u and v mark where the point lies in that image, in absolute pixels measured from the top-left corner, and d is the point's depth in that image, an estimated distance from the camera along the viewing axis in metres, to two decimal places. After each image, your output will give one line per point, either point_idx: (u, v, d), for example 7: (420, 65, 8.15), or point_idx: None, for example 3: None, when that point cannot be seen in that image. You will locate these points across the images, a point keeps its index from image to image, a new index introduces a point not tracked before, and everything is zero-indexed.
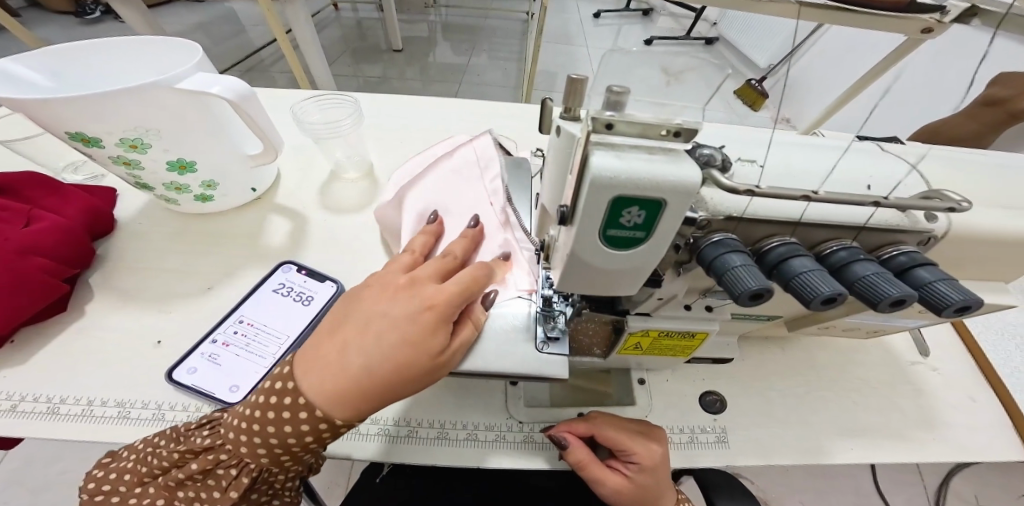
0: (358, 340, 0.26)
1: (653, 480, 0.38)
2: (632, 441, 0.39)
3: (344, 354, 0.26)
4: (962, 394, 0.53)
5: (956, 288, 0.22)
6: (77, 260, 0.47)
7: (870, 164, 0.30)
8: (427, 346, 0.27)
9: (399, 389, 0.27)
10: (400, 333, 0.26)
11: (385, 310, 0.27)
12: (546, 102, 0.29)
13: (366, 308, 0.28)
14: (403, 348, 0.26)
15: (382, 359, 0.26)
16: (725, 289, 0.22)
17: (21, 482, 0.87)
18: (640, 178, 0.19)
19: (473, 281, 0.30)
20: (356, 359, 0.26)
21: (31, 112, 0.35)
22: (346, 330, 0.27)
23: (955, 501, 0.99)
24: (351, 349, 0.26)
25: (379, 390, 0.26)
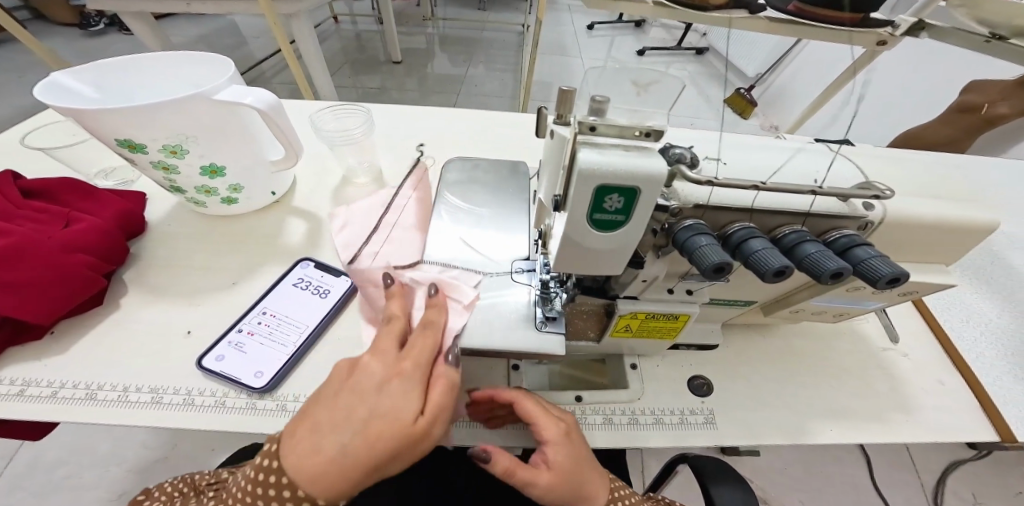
0: (335, 415, 0.27)
1: (570, 465, 0.35)
2: (541, 419, 0.37)
3: (320, 434, 0.26)
4: (930, 378, 0.55)
5: (886, 263, 0.27)
6: (113, 258, 0.52)
7: (818, 162, 0.35)
8: (403, 415, 0.27)
9: (378, 463, 0.26)
10: (373, 401, 0.27)
11: (358, 382, 0.29)
12: (541, 111, 0.34)
13: (345, 380, 0.29)
14: (376, 413, 0.27)
15: (353, 431, 0.26)
16: (693, 265, 0.27)
17: (31, 486, 0.89)
18: (617, 171, 0.24)
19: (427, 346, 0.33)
20: (336, 437, 0.26)
21: (91, 122, 0.40)
22: (322, 409, 0.28)
23: (951, 498, 1.00)
24: (329, 429, 0.26)
25: (359, 469, 0.26)
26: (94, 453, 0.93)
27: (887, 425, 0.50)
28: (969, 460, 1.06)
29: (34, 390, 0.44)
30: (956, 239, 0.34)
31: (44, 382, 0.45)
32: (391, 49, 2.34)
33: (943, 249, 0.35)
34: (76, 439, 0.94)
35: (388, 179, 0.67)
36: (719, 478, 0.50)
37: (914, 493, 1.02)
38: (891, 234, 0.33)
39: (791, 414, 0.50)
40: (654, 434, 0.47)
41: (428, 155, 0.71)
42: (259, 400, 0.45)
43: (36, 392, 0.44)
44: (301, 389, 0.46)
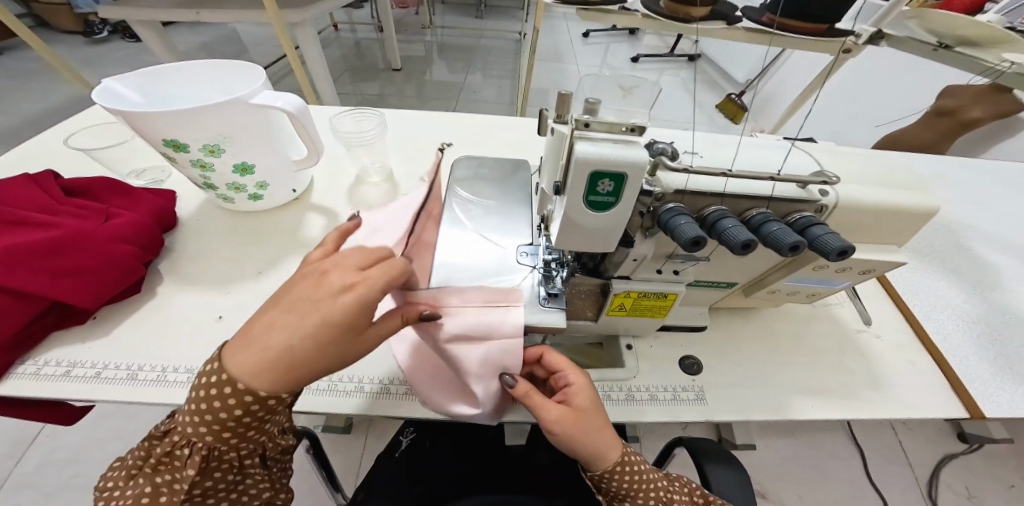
0: (283, 323, 0.30)
1: (586, 406, 0.40)
2: (567, 370, 0.43)
3: (266, 337, 0.29)
4: (902, 359, 0.58)
5: (837, 238, 0.32)
6: (149, 250, 0.56)
7: (782, 155, 0.41)
8: (347, 327, 0.30)
9: (321, 361, 0.30)
10: (318, 314, 0.29)
11: (308, 302, 0.30)
12: (543, 111, 0.39)
13: (300, 293, 0.30)
14: (318, 328, 0.29)
15: (299, 336, 0.29)
16: (674, 240, 0.32)
17: (57, 479, 0.93)
18: (608, 159, 0.29)
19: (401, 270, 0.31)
20: (279, 338, 0.29)
21: (143, 124, 0.45)
22: (276, 315, 0.30)
23: (942, 490, 1.05)
24: (276, 330, 0.30)
25: (298, 365, 0.30)
26: (114, 447, 0.97)
27: (863, 400, 0.53)
28: (961, 454, 1.10)
29: (80, 370, 0.48)
30: (901, 222, 0.39)
31: (89, 363, 0.49)
32: (391, 57, 2.40)
33: (891, 231, 0.40)
34: (96, 435, 0.98)
35: (398, 178, 0.72)
36: (717, 460, 0.54)
37: (905, 484, 1.06)
38: (847, 215, 0.38)
39: (773, 394, 0.53)
40: (650, 410, 0.50)
41: (435, 157, 0.76)
42: None
43: (81, 372, 0.48)
44: None
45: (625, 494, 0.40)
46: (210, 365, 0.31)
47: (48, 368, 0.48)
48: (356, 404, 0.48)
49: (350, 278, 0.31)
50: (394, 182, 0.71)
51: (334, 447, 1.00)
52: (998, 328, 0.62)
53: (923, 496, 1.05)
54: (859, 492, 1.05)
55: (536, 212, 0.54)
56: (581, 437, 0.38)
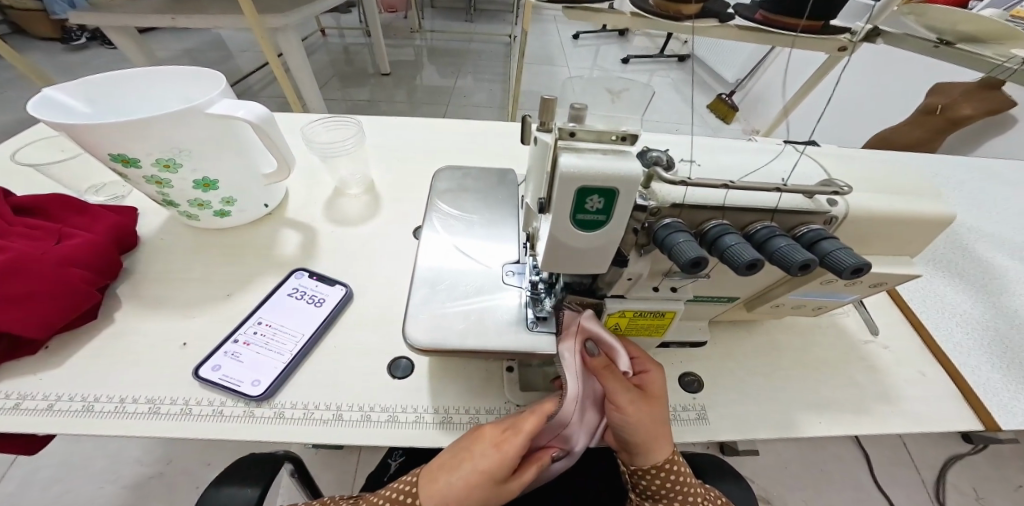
0: (452, 463, 0.34)
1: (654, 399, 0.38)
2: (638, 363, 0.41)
3: (437, 478, 0.33)
4: (912, 370, 0.55)
5: (850, 254, 0.28)
6: (107, 272, 0.52)
7: (784, 162, 0.38)
8: (495, 478, 0.32)
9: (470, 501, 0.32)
10: (480, 463, 0.33)
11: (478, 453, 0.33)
12: (525, 119, 0.36)
13: (477, 441, 0.34)
14: (479, 474, 0.32)
15: (460, 476, 0.32)
16: (672, 260, 0.29)
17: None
18: (597, 173, 0.26)
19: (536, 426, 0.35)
20: (445, 481, 0.32)
21: (86, 137, 0.41)
22: (451, 460, 0.34)
23: (951, 495, 1.02)
24: (449, 468, 0.33)
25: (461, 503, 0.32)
26: (83, 474, 0.90)
27: (876, 416, 0.50)
28: (966, 455, 1.08)
29: (29, 403, 0.44)
30: (914, 231, 0.36)
31: (39, 395, 0.45)
32: (379, 61, 2.36)
33: (903, 241, 0.37)
34: (64, 464, 0.91)
35: (380, 189, 0.69)
36: (723, 476, 0.50)
37: (915, 490, 1.04)
38: (856, 224, 0.35)
39: (780, 408, 0.50)
40: None
41: (419, 166, 0.73)
42: (255, 408, 0.45)
43: (31, 406, 0.44)
44: (296, 398, 0.46)
45: (664, 495, 0.37)
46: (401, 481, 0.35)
47: None
48: (332, 432, 0.43)
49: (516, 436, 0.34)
50: (375, 194, 0.68)
51: (322, 466, 0.95)
52: (1007, 334, 0.60)
53: (932, 501, 1.02)
54: (865, 498, 1.02)
55: (522, 225, 0.51)
56: (649, 423, 0.37)
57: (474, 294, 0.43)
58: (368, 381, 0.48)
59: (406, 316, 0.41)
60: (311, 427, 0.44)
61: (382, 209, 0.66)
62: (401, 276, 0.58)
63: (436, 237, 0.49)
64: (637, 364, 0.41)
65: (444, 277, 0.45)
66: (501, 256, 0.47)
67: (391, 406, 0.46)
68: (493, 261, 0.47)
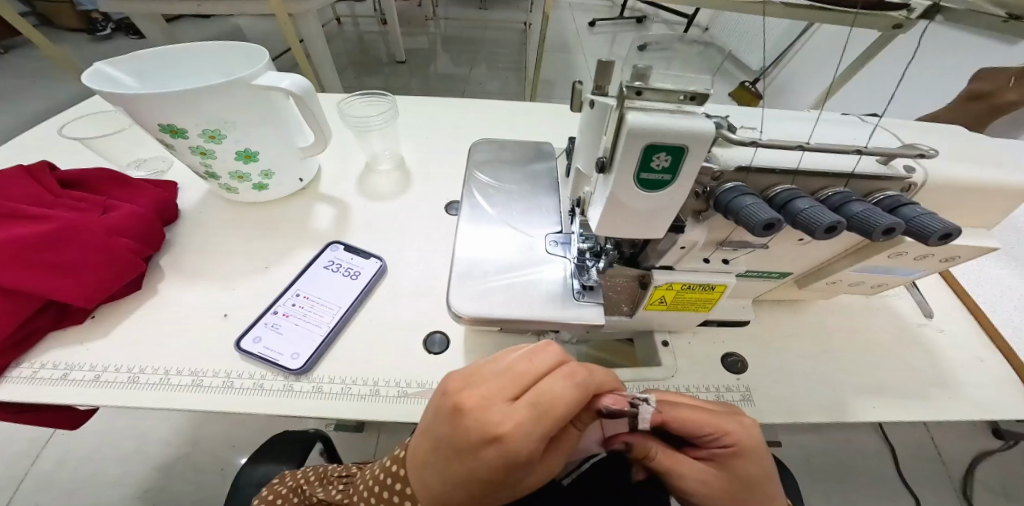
0: (442, 465, 0.23)
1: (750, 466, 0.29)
2: (717, 417, 0.30)
3: (429, 477, 0.24)
4: (968, 355, 0.53)
5: (936, 218, 0.27)
6: (150, 243, 0.53)
7: (849, 130, 0.36)
8: (514, 482, 0.24)
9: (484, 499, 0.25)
10: (487, 473, 0.22)
11: (469, 450, 0.22)
12: (579, 83, 0.35)
13: (457, 438, 0.23)
14: (491, 490, 0.23)
15: (460, 487, 0.23)
16: (741, 224, 0.28)
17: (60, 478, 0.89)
18: (668, 129, 0.25)
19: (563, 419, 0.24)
20: (440, 485, 0.24)
21: (136, 106, 0.41)
22: (434, 454, 0.24)
23: (981, 490, 1.00)
24: (443, 472, 0.23)
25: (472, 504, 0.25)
26: (122, 446, 0.94)
27: (928, 402, 0.49)
28: (998, 451, 1.04)
29: (78, 374, 0.45)
30: (995, 199, 0.35)
31: (87, 366, 0.46)
32: (395, 49, 2.35)
33: (981, 211, 0.36)
34: (103, 437, 0.95)
35: (410, 166, 0.68)
36: None
37: (943, 484, 1.01)
38: (932, 192, 0.33)
39: (825, 390, 0.49)
40: None
41: (449, 143, 0.72)
42: (295, 382, 0.45)
43: (79, 376, 0.45)
44: (336, 372, 0.46)
45: None
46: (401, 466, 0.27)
47: (45, 372, 0.45)
48: (372, 406, 0.44)
49: (526, 426, 0.23)
50: (406, 170, 0.68)
51: (346, 444, 0.97)
52: None
53: (960, 494, 1.00)
54: (890, 490, 1.00)
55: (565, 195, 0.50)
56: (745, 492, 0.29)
57: (516, 267, 0.43)
58: (406, 354, 0.48)
59: (451, 287, 0.40)
60: (352, 400, 0.44)
61: (413, 186, 0.65)
62: (434, 253, 0.57)
63: (476, 210, 0.48)
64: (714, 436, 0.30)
65: (486, 250, 0.44)
66: (541, 229, 0.47)
67: (429, 381, 0.46)
68: (534, 233, 0.46)
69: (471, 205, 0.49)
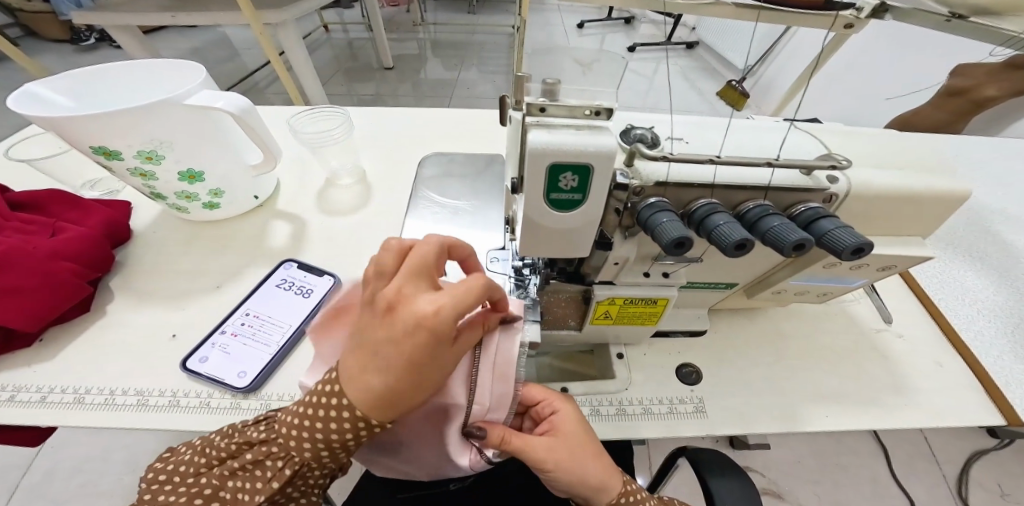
0: (370, 361, 0.25)
1: (575, 429, 0.36)
2: (549, 394, 0.39)
3: (360, 379, 0.25)
4: (926, 360, 0.53)
5: (849, 232, 0.27)
6: (99, 265, 0.52)
7: (781, 138, 0.36)
8: (422, 362, 0.25)
9: (424, 391, 0.26)
10: (404, 352, 0.24)
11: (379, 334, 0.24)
12: (501, 99, 0.34)
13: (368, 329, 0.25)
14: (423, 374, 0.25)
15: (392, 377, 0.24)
16: (655, 241, 0.27)
17: (41, 495, 0.88)
18: (567, 149, 0.24)
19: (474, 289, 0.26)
20: (376, 380, 0.25)
21: (65, 130, 0.40)
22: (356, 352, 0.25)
23: (971, 488, 0.99)
24: (371, 369, 0.25)
25: (409, 398, 0.26)
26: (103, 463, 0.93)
27: (885, 409, 0.48)
28: (993, 450, 1.04)
29: (23, 395, 0.44)
30: (925, 210, 0.34)
31: (33, 387, 0.45)
32: (382, 56, 2.35)
33: (914, 220, 0.36)
34: (82, 454, 0.94)
35: (371, 180, 0.68)
36: (722, 472, 0.49)
37: (931, 483, 1.00)
38: (860, 202, 0.33)
39: (781, 399, 0.49)
40: (644, 425, 0.46)
41: (413, 155, 0.72)
42: (243, 400, 0.45)
43: (24, 398, 0.44)
44: (285, 388, 0.46)
45: None
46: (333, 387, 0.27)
47: None
48: None
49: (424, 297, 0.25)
50: (366, 184, 0.67)
51: None
52: None
53: (948, 493, 0.99)
54: (880, 492, 0.99)
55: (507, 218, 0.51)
56: (568, 449, 0.34)
57: None
58: None
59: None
60: None
61: (373, 199, 0.65)
62: None
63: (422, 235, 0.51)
64: (546, 408, 0.38)
65: None
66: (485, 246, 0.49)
67: None
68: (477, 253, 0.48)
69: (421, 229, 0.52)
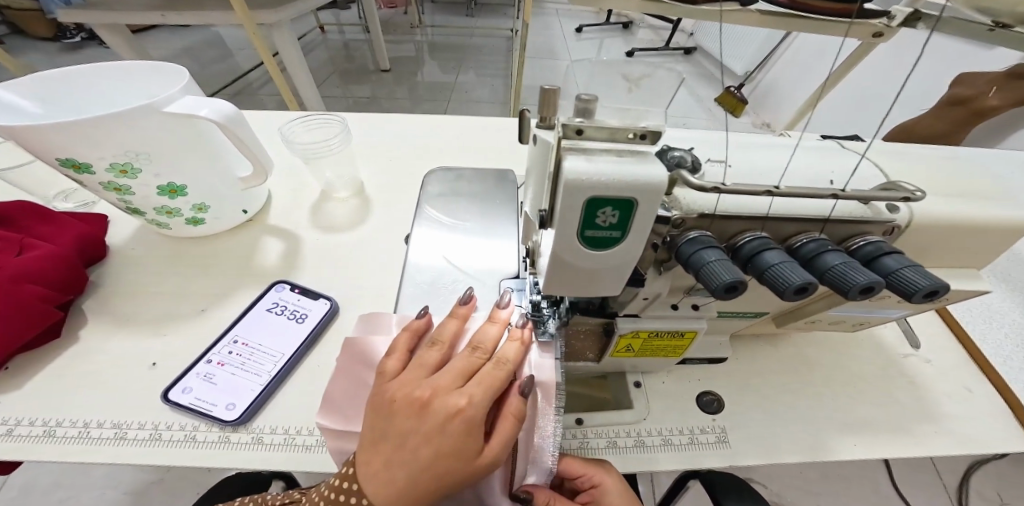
0: (395, 458, 0.26)
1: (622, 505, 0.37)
2: (591, 466, 0.39)
3: (382, 478, 0.26)
4: (955, 385, 0.50)
5: (922, 274, 0.24)
6: (72, 287, 0.48)
7: (829, 161, 0.34)
8: (443, 460, 0.26)
9: (446, 493, 0.26)
10: (433, 447, 0.26)
11: (406, 427, 0.27)
12: (524, 115, 0.30)
13: (394, 423, 0.27)
14: (449, 472, 0.26)
15: (419, 473, 0.25)
16: (702, 283, 0.23)
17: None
18: (608, 179, 0.21)
19: (495, 379, 0.29)
20: (397, 478, 0.26)
21: (28, 142, 0.36)
22: (380, 448, 0.27)
23: None
24: (394, 468, 0.26)
25: (428, 500, 0.26)
26: (85, 478, 0.86)
27: (919, 441, 0.45)
28: (991, 459, 1.00)
29: None
30: (985, 242, 0.32)
31: None
32: (379, 57, 2.31)
33: (970, 253, 0.33)
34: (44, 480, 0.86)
35: (369, 191, 0.64)
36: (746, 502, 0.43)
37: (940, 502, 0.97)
38: (920, 233, 0.30)
39: (809, 428, 0.45)
40: (665, 457, 0.42)
41: (413, 165, 0.68)
42: (232, 433, 0.40)
43: None
44: (278, 421, 0.41)
45: None
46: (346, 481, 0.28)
47: None
48: (316, 459, 0.39)
49: (452, 391, 0.28)
50: (364, 196, 0.63)
51: None
52: None
53: None
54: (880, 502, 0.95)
55: (523, 245, 0.49)
56: None
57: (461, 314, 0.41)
58: None
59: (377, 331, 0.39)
60: (293, 454, 0.39)
61: (371, 212, 0.61)
62: (388, 287, 0.53)
63: (440, 251, 0.49)
64: (589, 479, 0.39)
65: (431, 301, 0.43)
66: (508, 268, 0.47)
67: None
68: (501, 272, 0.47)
69: (437, 245, 0.50)
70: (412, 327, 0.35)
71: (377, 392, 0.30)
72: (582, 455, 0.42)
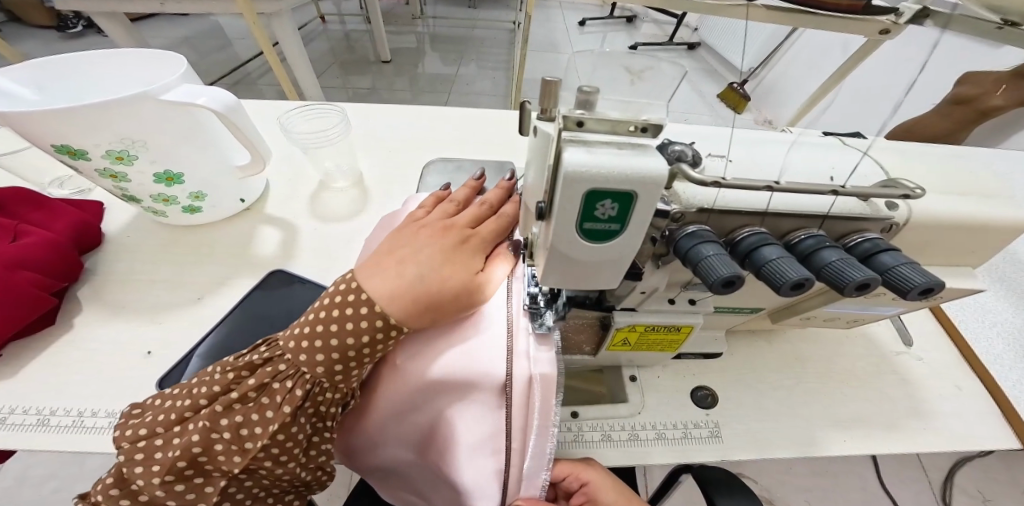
0: (410, 258, 0.33)
1: (612, 496, 0.38)
2: (579, 465, 0.39)
3: (397, 268, 0.32)
4: (947, 384, 0.50)
5: (916, 271, 0.24)
6: (66, 275, 0.48)
7: (830, 157, 0.34)
8: (450, 267, 0.33)
9: (445, 296, 0.32)
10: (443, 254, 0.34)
11: (427, 239, 0.36)
12: (524, 107, 0.30)
13: (416, 238, 0.36)
14: (453, 276, 0.33)
15: (429, 268, 0.33)
16: (700, 277, 0.23)
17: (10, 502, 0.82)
18: (608, 170, 0.21)
19: (499, 224, 0.40)
20: (410, 270, 0.32)
21: (22, 128, 0.36)
22: (397, 252, 0.34)
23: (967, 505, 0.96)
24: (407, 264, 0.33)
25: (427, 296, 0.32)
26: (79, 469, 0.87)
27: (909, 437, 0.45)
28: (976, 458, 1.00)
29: None
30: (984, 239, 0.32)
31: None
32: (379, 49, 2.28)
33: (967, 250, 0.33)
34: (36, 470, 0.86)
35: (368, 182, 0.64)
36: (735, 494, 0.44)
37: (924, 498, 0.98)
38: (917, 231, 0.31)
39: (801, 424, 0.45)
40: (657, 451, 0.42)
41: (412, 156, 0.68)
42: None
43: None
44: None
45: None
46: (351, 279, 0.32)
47: None
48: None
49: (466, 226, 0.38)
50: (363, 187, 0.63)
51: None
52: None
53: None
54: (865, 496, 0.96)
55: None
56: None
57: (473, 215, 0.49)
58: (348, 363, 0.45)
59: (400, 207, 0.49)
60: None
61: (368, 203, 0.61)
62: None
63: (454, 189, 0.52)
64: (575, 477, 0.39)
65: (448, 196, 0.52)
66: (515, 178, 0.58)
67: None
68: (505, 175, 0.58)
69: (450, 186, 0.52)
70: (435, 194, 0.46)
71: (405, 223, 0.40)
72: (576, 449, 0.42)
